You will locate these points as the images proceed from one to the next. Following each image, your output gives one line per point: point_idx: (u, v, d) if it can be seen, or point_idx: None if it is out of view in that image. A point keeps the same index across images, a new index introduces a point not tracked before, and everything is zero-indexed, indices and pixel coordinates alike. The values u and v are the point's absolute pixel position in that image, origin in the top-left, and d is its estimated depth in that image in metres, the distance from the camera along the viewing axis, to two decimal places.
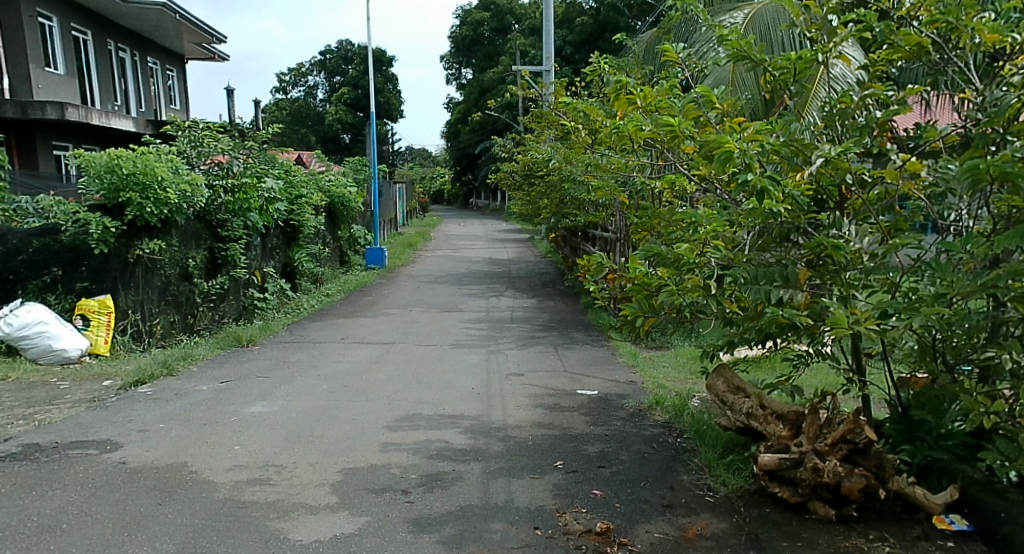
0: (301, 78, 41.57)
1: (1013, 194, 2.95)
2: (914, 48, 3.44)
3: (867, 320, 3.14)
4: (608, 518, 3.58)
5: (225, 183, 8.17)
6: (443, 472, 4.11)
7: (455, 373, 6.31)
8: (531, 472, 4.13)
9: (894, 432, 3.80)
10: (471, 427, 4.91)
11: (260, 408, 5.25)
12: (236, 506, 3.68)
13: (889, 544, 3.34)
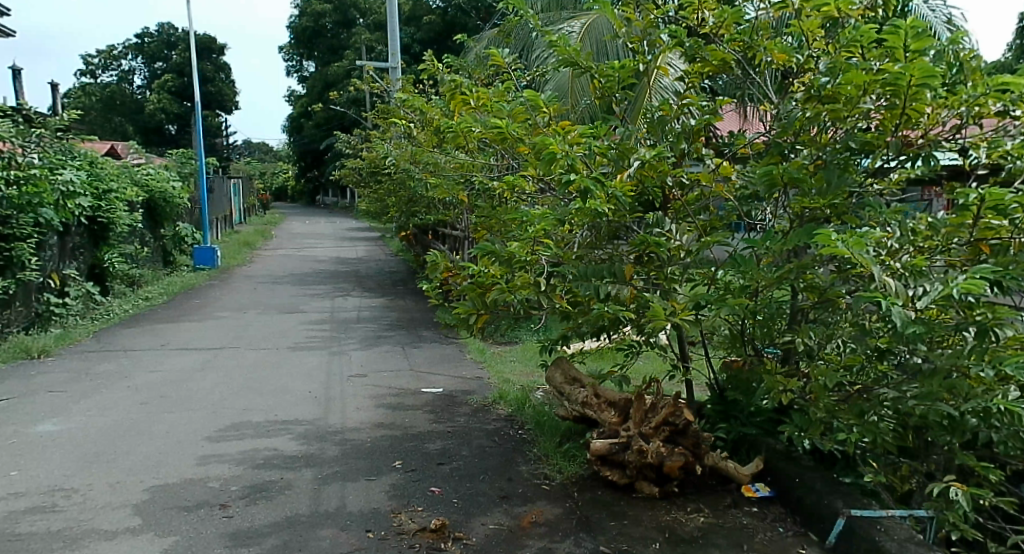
0: (113, 61, 38.94)
1: (805, 197, 3.14)
2: (719, 64, 3.80)
3: (682, 312, 3.39)
4: (442, 514, 3.68)
5: (7, 174, 7.43)
6: (270, 482, 4.07)
7: (291, 378, 6.20)
8: (366, 474, 4.18)
9: (713, 412, 4.18)
10: (305, 432, 4.87)
11: (50, 427, 4.94)
12: (10, 539, 3.45)
13: (703, 514, 3.63)
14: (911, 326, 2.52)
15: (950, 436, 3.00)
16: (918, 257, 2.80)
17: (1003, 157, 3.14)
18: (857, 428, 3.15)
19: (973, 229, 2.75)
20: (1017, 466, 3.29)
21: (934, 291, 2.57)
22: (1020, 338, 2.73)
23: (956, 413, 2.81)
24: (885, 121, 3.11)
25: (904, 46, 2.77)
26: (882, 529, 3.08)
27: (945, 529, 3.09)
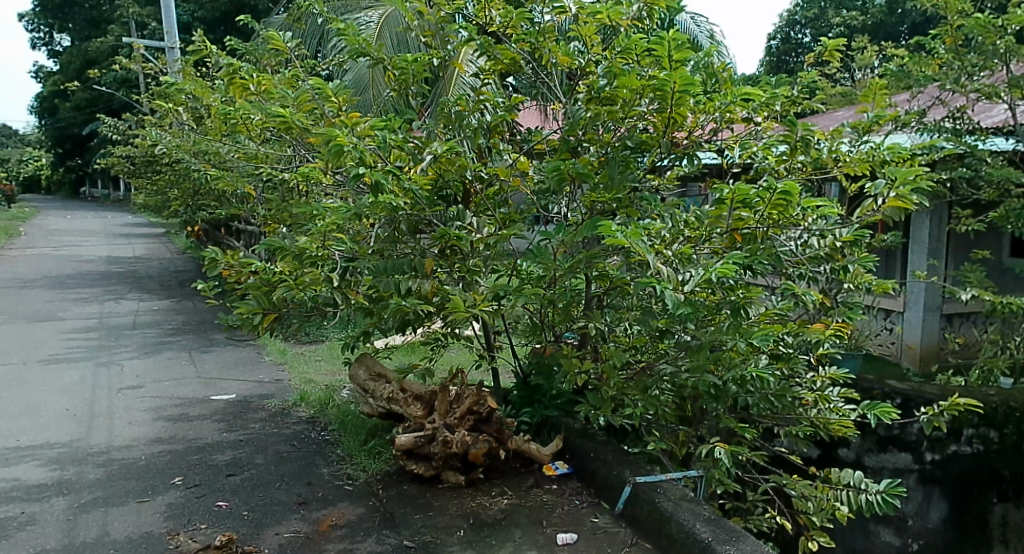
0: None
1: (596, 191, 3.35)
2: (510, 63, 3.98)
3: (481, 303, 3.49)
4: (229, 529, 3.58)
5: None
6: (10, 518, 3.73)
7: (47, 396, 5.69)
8: (138, 496, 3.95)
9: (518, 398, 4.40)
10: (60, 456, 4.51)
11: None
12: None
13: (507, 496, 3.81)
14: (682, 307, 2.73)
15: (716, 402, 3.38)
16: (685, 244, 3.08)
17: (750, 156, 3.58)
18: (641, 402, 3.47)
19: (728, 219, 3.07)
20: (768, 424, 3.77)
21: (697, 275, 2.84)
22: (769, 313, 3.21)
23: (720, 382, 3.17)
24: (657, 124, 3.42)
25: (669, 56, 3.06)
26: (661, 490, 3.41)
27: (714, 485, 3.48)
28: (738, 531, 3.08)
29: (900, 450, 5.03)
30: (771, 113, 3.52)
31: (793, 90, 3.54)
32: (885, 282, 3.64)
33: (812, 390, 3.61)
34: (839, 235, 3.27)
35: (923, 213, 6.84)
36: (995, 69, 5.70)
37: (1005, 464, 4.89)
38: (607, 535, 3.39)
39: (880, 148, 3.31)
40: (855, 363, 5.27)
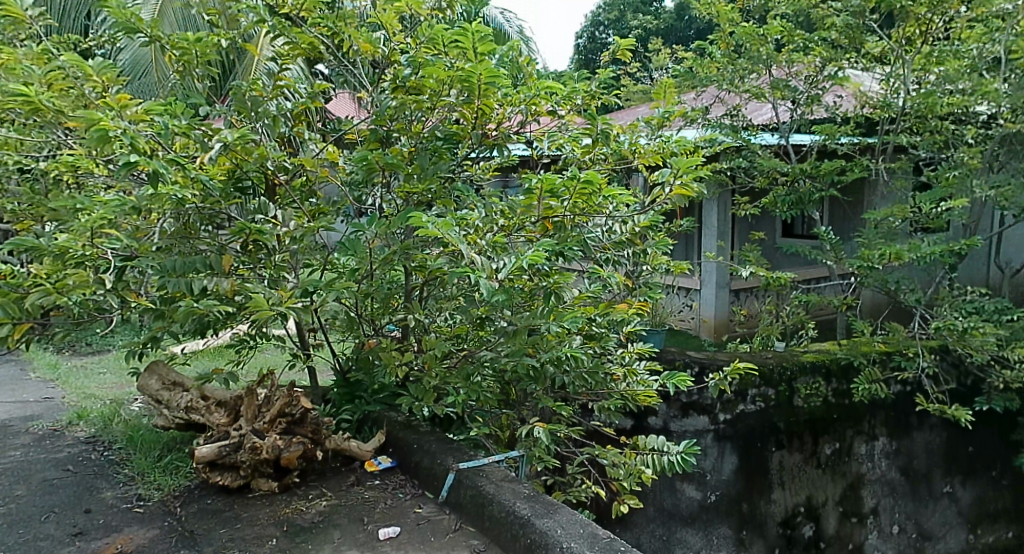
0: None
1: (407, 183, 3.40)
2: (308, 47, 3.79)
3: (288, 300, 3.13)
4: None
5: None
6: None
7: None
8: None
9: (337, 396, 4.13)
10: None
11: None
12: None
13: (328, 498, 3.38)
14: (495, 295, 2.78)
15: (536, 384, 3.50)
16: (498, 233, 3.16)
17: (556, 148, 3.76)
18: (463, 389, 3.40)
19: (538, 209, 3.19)
20: (583, 400, 3.97)
21: (509, 263, 2.89)
22: (583, 296, 3.42)
23: (537, 364, 3.30)
24: (466, 114, 3.44)
25: (473, 48, 3.06)
26: (484, 473, 3.22)
27: (535, 463, 3.57)
28: (555, 503, 2.96)
29: (699, 412, 5.34)
30: (573, 106, 3.66)
31: (591, 84, 3.69)
32: (680, 264, 3.97)
33: (621, 365, 3.84)
34: (638, 221, 3.53)
35: (711, 201, 7.45)
36: (762, 71, 6.34)
37: (780, 417, 5.55)
38: (431, 525, 3.08)
39: (669, 142, 3.60)
40: (659, 338, 5.61)
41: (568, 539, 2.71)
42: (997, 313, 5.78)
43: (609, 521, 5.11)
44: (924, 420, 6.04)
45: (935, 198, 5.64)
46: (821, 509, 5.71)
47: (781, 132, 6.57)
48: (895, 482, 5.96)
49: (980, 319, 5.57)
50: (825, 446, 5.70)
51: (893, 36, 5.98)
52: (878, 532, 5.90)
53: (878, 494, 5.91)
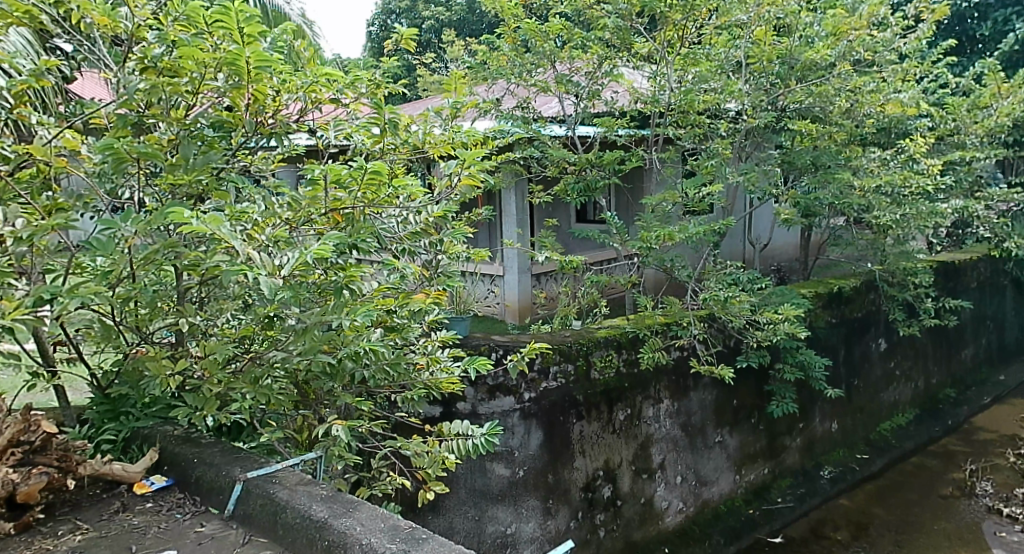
0: None
1: (170, 172, 3.02)
2: (25, 16, 2.94)
3: (13, 311, 2.68)
4: None
5: None
6: None
7: None
8: None
9: (98, 413, 3.48)
10: None
11: None
12: None
13: (82, 530, 2.90)
14: (279, 292, 2.62)
15: (333, 381, 3.37)
16: (280, 227, 3.00)
17: (344, 137, 3.63)
18: (251, 395, 3.15)
19: (326, 200, 3.08)
20: (385, 393, 3.84)
21: (294, 258, 2.75)
22: (383, 288, 3.40)
23: (333, 360, 3.15)
24: (234, 101, 3.14)
25: (238, 28, 2.85)
26: (276, 480, 2.99)
27: (333, 462, 3.48)
28: (355, 501, 2.88)
29: (505, 394, 5.42)
30: (356, 94, 3.52)
31: (376, 73, 3.58)
32: (479, 251, 4.05)
33: (425, 354, 3.86)
34: (432, 211, 3.50)
35: (510, 190, 7.64)
36: (547, 66, 6.61)
37: (579, 390, 5.80)
38: (215, 542, 2.81)
39: (459, 132, 3.62)
40: (462, 325, 5.68)
41: (368, 535, 2.66)
42: (750, 283, 6.47)
43: (419, 510, 5.09)
44: (699, 380, 6.59)
45: (699, 184, 6.18)
46: (617, 470, 6.04)
47: (568, 124, 6.81)
48: (678, 438, 6.44)
49: (738, 289, 6.18)
50: (619, 412, 6.04)
51: (657, 38, 6.41)
52: (665, 485, 6.35)
53: (665, 451, 6.36)
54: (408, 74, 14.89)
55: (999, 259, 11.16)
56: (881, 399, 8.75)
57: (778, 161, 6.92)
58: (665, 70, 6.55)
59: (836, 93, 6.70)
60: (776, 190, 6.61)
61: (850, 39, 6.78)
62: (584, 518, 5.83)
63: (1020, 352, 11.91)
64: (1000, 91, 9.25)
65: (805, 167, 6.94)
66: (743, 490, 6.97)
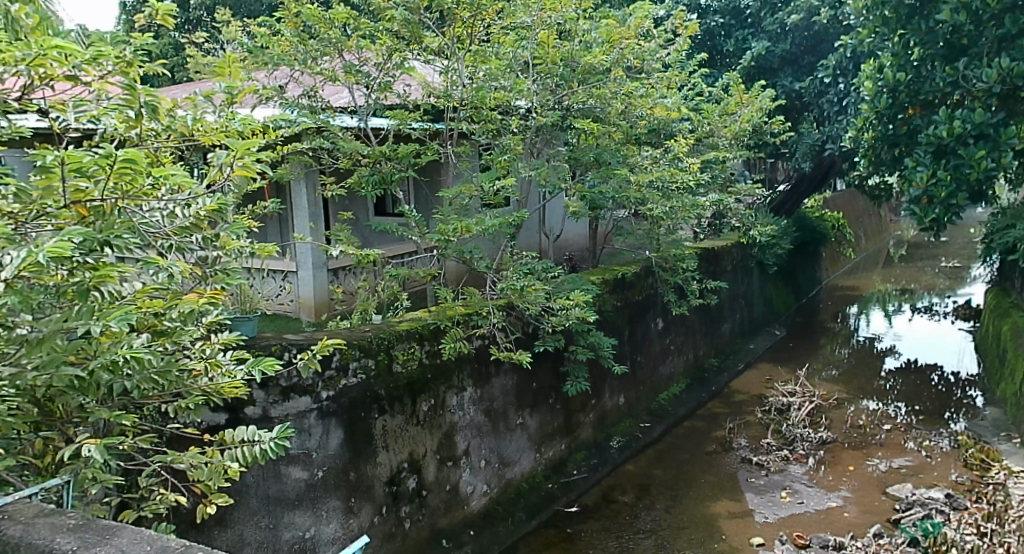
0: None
1: None
2: None
3: None
4: None
5: None
6: None
7: None
8: None
9: None
10: None
11: None
12: None
13: None
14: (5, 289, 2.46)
15: (83, 396, 2.96)
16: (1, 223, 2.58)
17: (88, 120, 3.19)
18: None
19: (63, 190, 2.71)
20: (154, 404, 3.48)
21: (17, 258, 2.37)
22: (148, 289, 3.07)
23: (80, 374, 2.78)
24: None
25: None
26: (6, 516, 2.60)
27: (86, 485, 3.08)
28: (112, 528, 2.56)
29: (300, 393, 5.13)
30: (103, 72, 3.10)
31: (124, 49, 3.18)
32: (265, 246, 3.78)
33: (202, 359, 3.53)
34: (204, 205, 3.30)
35: (300, 181, 7.32)
36: (333, 55, 6.41)
37: (380, 385, 5.65)
38: None
39: (235, 121, 3.44)
40: (247, 325, 5.28)
41: None
42: (545, 272, 6.61)
43: (203, 526, 4.67)
44: (500, 366, 6.68)
45: (494, 178, 6.24)
46: (422, 461, 5.96)
47: (361, 115, 6.59)
48: (481, 424, 6.50)
49: (533, 278, 6.31)
50: (422, 403, 5.97)
51: (445, 32, 6.46)
52: (469, 470, 6.37)
53: (468, 437, 6.39)
54: (172, 53, 13.82)
55: (748, 245, 12.37)
56: (659, 372, 9.36)
57: (566, 157, 7.08)
58: (456, 66, 6.57)
59: (613, 97, 7.09)
60: (565, 184, 6.81)
61: (621, 47, 7.15)
62: (389, 512, 5.68)
63: (766, 324, 13.30)
64: (741, 100, 10.34)
65: (589, 164, 7.14)
66: (543, 467, 7.18)
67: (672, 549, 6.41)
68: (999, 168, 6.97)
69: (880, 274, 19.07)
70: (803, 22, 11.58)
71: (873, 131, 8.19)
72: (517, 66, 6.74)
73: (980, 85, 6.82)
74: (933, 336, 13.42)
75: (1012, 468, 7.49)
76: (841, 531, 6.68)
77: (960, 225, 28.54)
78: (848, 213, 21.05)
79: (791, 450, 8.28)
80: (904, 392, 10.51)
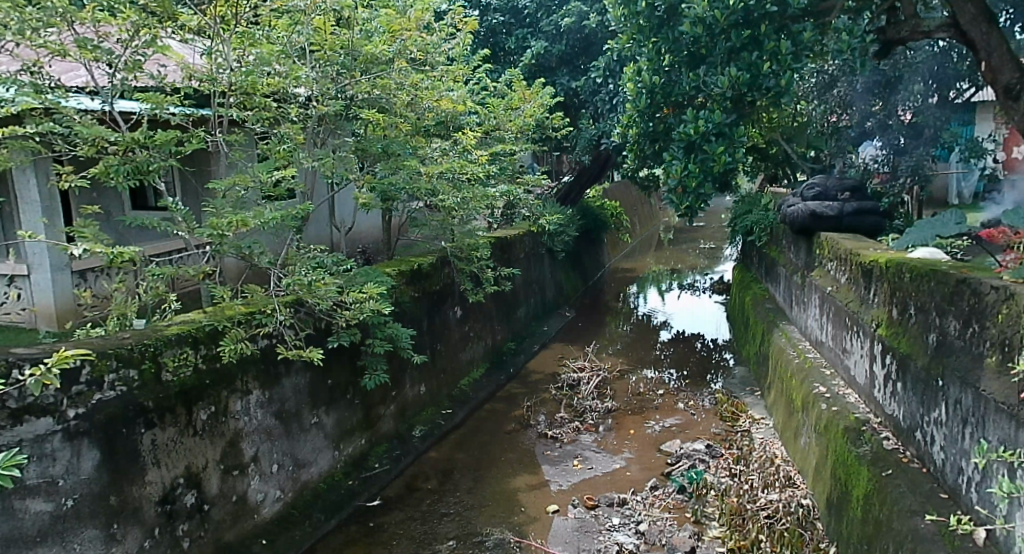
0: None
1: None
2: None
3: None
4: None
5: None
6: None
7: None
8: None
9: None
10: None
11: None
12: None
13: None
14: None
15: None
16: None
17: None
18: None
19: None
20: None
21: None
22: None
23: None
24: None
25: None
26: None
27: None
28: None
29: (38, 415, 4.89)
30: None
31: None
32: None
33: None
34: None
35: (28, 172, 7.25)
36: (60, 26, 5.78)
37: (147, 396, 5.47)
38: None
39: None
40: None
41: None
42: (335, 266, 6.85)
43: None
44: (290, 366, 6.71)
45: (272, 169, 6.43)
46: (202, 473, 5.86)
47: (104, 98, 6.25)
48: (271, 427, 6.50)
49: (323, 272, 6.48)
50: (200, 412, 5.86)
51: (207, 13, 6.33)
52: (259, 476, 6.36)
53: (257, 443, 6.37)
54: None
55: (537, 233, 13.25)
56: (459, 358, 9.91)
57: (353, 148, 7.52)
58: (220, 47, 6.49)
59: (397, 88, 7.50)
60: (352, 175, 7.11)
61: (403, 38, 7.55)
62: (163, 532, 5.55)
63: (557, 307, 14.32)
64: (524, 96, 11.06)
65: (378, 155, 7.55)
66: (342, 465, 7.33)
67: (476, 527, 6.96)
68: (735, 161, 8.26)
69: (653, 256, 21.03)
70: (575, 25, 12.58)
71: (637, 128, 9.11)
72: (292, 50, 7.12)
73: (716, 91, 7.76)
74: (699, 309, 15.17)
75: (755, 417, 8.79)
76: (625, 488, 7.60)
77: (715, 209, 31.97)
78: (624, 201, 22.92)
79: (582, 421, 9.16)
80: (675, 359, 11.89)
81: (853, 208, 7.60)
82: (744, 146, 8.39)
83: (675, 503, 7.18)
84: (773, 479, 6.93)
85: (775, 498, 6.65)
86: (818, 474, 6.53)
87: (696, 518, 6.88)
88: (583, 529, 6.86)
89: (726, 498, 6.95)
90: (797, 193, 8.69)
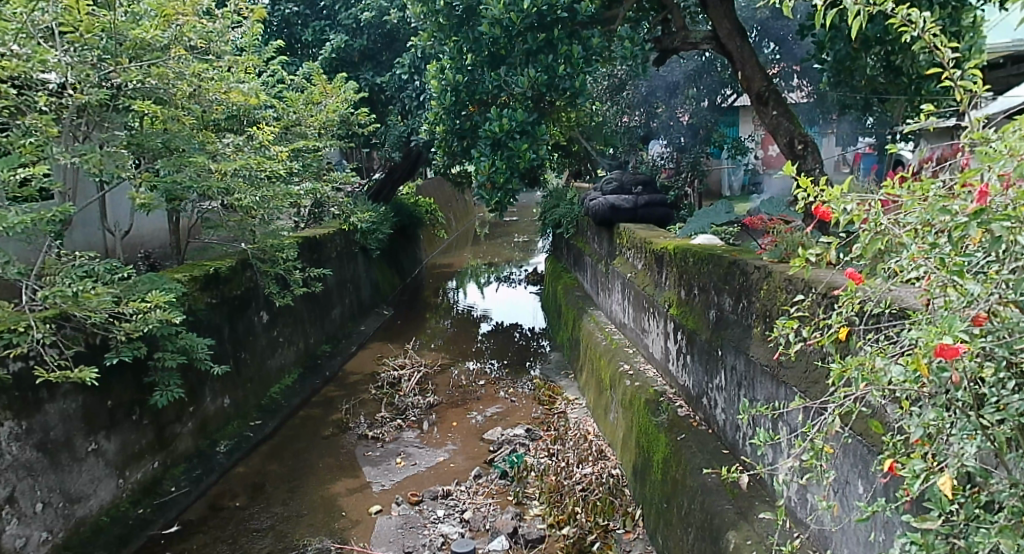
0: None
1: None
2: None
3: None
4: None
5: None
6: None
7: None
8: None
9: None
10: None
11: None
12: None
13: None
14: None
15: None
16: None
17: None
18: None
19: None
20: None
21: None
22: None
23: None
24: None
25: None
26: None
27: None
28: None
29: None
30: None
31: None
32: None
33: None
34: None
35: None
36: None
37: None
38: None
39: None
40: None
41: None
42: (109, 274, 6.25)
43: None
44: (54, 390, 6.01)
45: (14, 165, 5.58)
46: None
47: None
48: (31, 462, 5.76)
49: (92, 282, 5.83)
50: None
51: None
52: (17, 518, 5.58)
53: (12, 481, 5.58)
54: None
55: (348, 231, 12.93)
56: (267, 366, 9.48)
57: (125, 142, 6.69)
58: None
59: (175, 77, 6.81)
60: (128, 173, 6.44)
61: (179, 23, 7.10)
62: None
63: (373, 306, 14.08)
64: (325, 91, 10.75)
65: (157, 150, 6.97)
66: (129, 493, 6.72)
67: (291, 540, 6.70)
68: (539, 158, 8.48)
69: (471, 251, 21.25)
70: (375, 20, 12.42)
71: (443, 126, 9.06)
72: (36, 30, 6.13)
73: (517, 91, 7.87)
74: (516, 300, 15.52)
75: (570, 398, 9.16)
76: (449, 480, 7.63)
77: (528, 203, 32.93)
78: (438, 198, 23.00)
79: (404, 419, 9.09)
80: (496, 350, 12.14)
81: (646, 199, 8.13)
82: (547, 144, 8.63)
83: (497, 488, 7.33)
84: (586, 453, 7.12)
85: (588, 471, 6.82)
86: (626, 445, 6.88)
87: (517, 499, 7.05)
88: (407, 525, 6.80)
89: (546, 476, 7.10)
90: (597, 188, 9.13)
